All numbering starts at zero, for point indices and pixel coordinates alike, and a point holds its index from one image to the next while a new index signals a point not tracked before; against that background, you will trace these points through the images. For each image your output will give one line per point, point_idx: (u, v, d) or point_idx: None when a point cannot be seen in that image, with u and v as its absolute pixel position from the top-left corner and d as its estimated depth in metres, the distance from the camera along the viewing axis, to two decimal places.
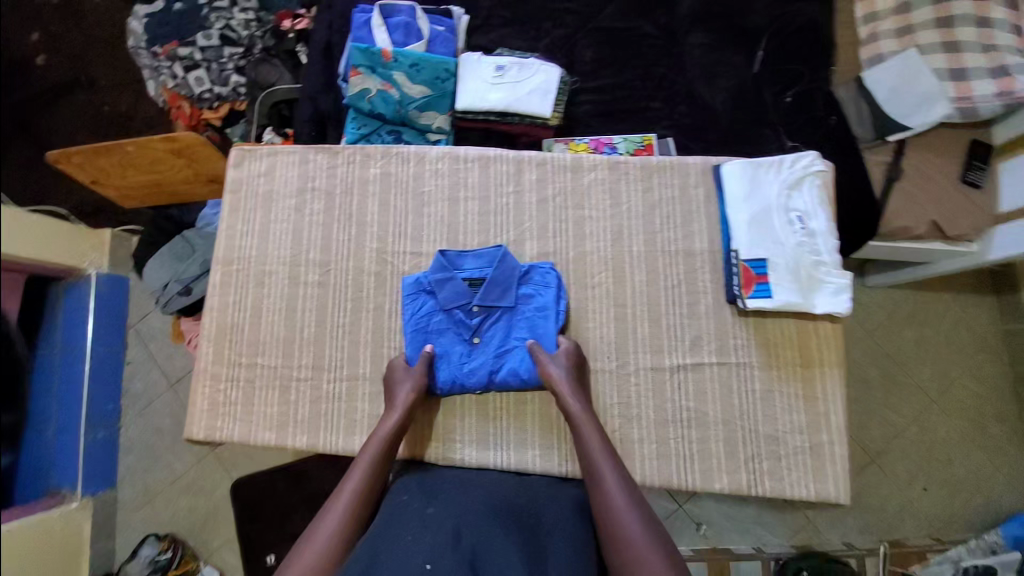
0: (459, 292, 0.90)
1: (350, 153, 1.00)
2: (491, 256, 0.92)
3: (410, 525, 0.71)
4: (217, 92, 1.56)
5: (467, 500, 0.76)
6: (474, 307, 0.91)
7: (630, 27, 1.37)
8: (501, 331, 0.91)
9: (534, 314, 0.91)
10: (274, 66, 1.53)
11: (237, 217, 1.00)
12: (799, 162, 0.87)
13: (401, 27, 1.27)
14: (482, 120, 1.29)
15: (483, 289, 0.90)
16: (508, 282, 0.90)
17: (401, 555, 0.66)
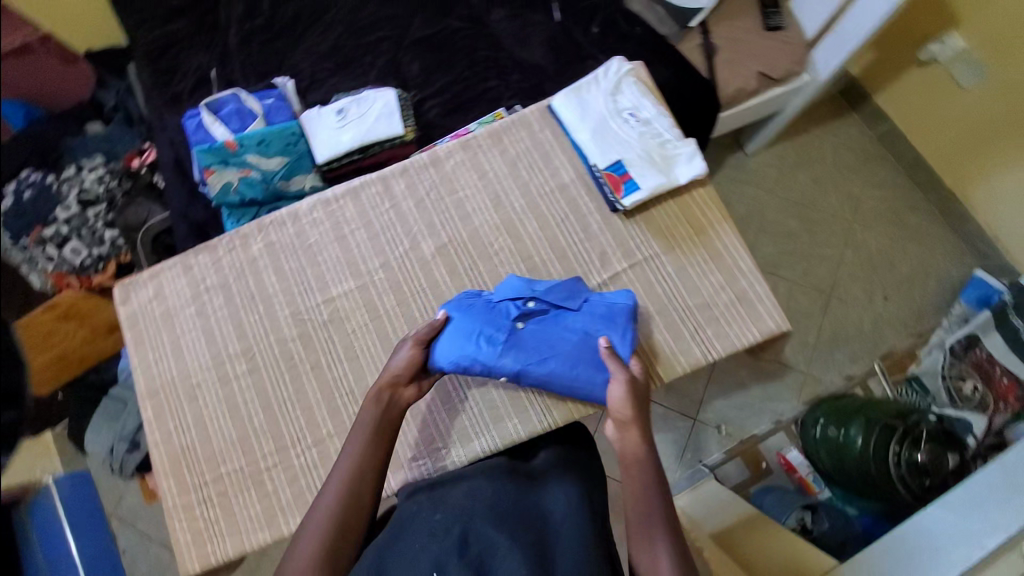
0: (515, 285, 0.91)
1: (227, 240, 1.02)
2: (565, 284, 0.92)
3: (419, 532, 0.71)
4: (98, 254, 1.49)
5: (471, 501, 0.75)
6: (529, 301, 0.90)
7: (439, 30, 1.50)
8: (550, 326, 0.89)
9: (594, 323, 0.88)
10: (142, 204, 1.51)
11: (147, 348, 1.01)
12: (610, 71, 0.98)
13: (233, 114, 1.31)
14: (349, 163, 1.33)
15: (548, 289, 0.90)
16: (567, 291, 0.91)
17: (409, 558, 0.67)
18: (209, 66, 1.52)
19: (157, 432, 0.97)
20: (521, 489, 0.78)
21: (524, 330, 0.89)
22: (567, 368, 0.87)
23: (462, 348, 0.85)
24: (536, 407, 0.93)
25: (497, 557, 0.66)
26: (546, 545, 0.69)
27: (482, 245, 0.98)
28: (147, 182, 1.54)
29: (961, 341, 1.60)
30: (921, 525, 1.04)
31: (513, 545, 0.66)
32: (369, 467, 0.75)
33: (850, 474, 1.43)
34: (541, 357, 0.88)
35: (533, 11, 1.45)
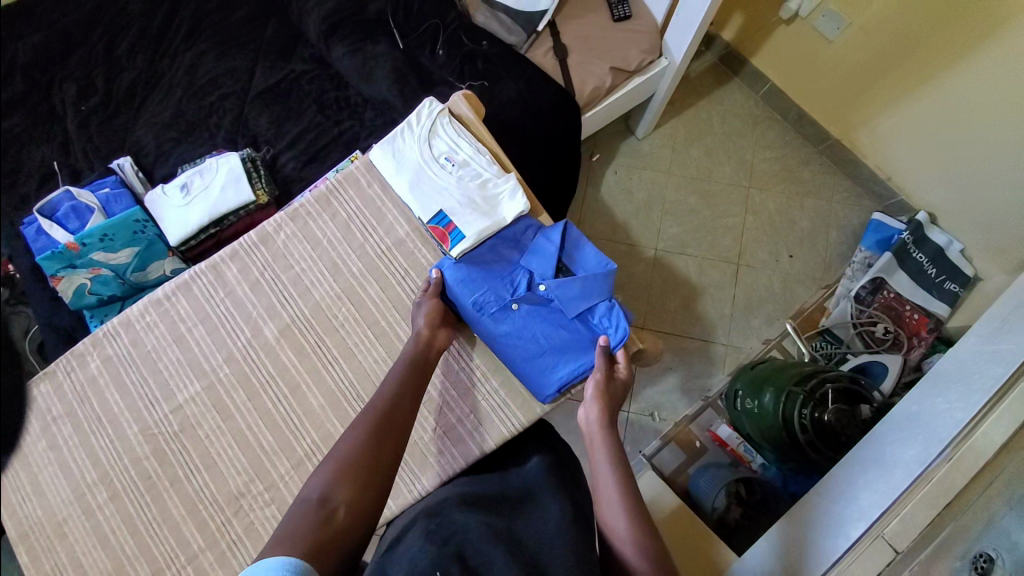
0: (545, 264, 0.92)
1: (64, 363, 0.98)
2: (582, 292, 0.90)
3: (417, 541, 0.66)
4: None
5: (468, 516, 0.70)
6: (539, 286, 0.91)
7: (280, 77, 1.40)
8: (534, 323, 0.90)
9: (571, 338, 0.91)
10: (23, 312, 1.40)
11: (5, 492, 0.95)
12: (423, 114, 0.97)
13: (70, 213, 1.23)
14: (206, 239, 1.27)
15: (563, 288, 0.90)
16: (564, 296, 0.90)
17: (409, 559, 0.63)
18: (51, 158, 1.38)
19: (36, 573, 0.91)
20: (495, 508, 0.73)
21: (518, 309, 0.91)
22: (520, 358, 0.89)
23: (461, 296, 0.89)
24: (402, 475, 0.88)
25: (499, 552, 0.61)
26: (538, 556, 0.63)
27: (326, 319, 0.94)
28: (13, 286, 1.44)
29: (868, 286, 1.65)
30: (896, 422, 1.06)
31: (510, 561, 0.60)
32: (404, 401, 0.77)
33: (770, 440, 1.42)
34: (506, 348, 0.90)
35: (373, 43, 1.35)
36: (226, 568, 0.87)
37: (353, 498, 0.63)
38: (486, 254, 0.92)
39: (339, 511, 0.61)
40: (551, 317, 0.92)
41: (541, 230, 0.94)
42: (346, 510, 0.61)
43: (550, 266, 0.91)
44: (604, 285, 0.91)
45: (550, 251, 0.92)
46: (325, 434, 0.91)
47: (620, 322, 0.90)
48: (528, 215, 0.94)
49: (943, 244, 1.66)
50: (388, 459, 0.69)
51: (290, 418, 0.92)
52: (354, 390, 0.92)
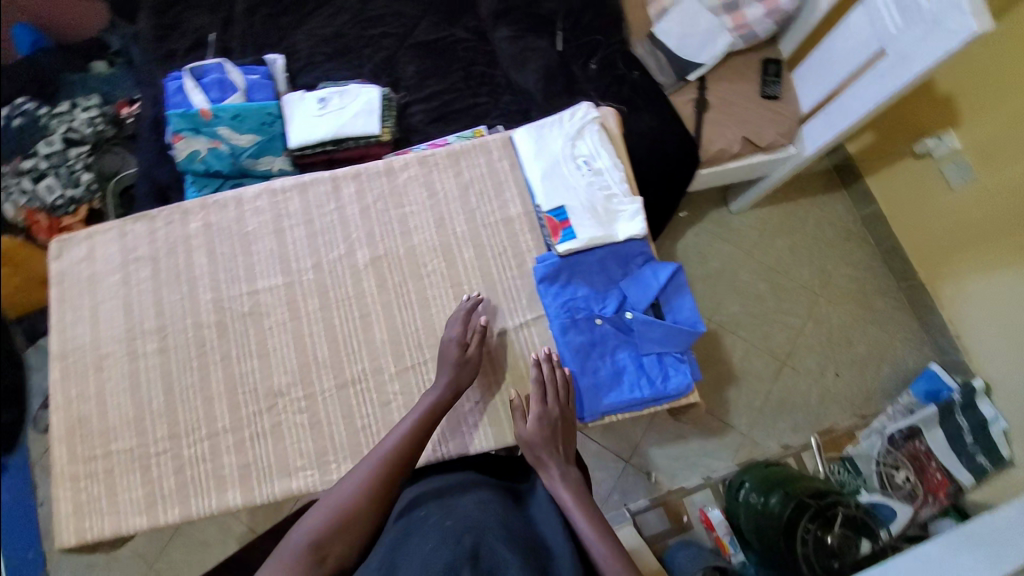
0: (641, 296, 0.92)
1: (166, 214, 1.01)
2: (662, 336, 0.90)
3: (429, 537, 0.65)
4: (68, 197, 1.46)
5: (484, 516, 0.69)
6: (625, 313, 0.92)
7: (440, 37, 1.47)
8: (606, 343, 0.91)
9: (636, 372, 0.90)
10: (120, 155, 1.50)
11: (66, 308, 0.98)
12: (576, 113, 0.99)
13: (215, 84, 1.29)
14: (320, 153, 1.33)
15: (647, 325, 0.90)
16: (645, 333, 0.90)
17: (421, 560, 0.61)
18: (211, 30, 1.47)
19: (61, 394, 0.94)
20: (510, 513, 0.72)
21: (599, 327, 0.91)
22: (577, 371, 0.89)
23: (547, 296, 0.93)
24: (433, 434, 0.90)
25: (516, 558, 0.61)
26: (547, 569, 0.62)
27: (416, 263, 0.97)
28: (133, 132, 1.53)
29: (904, 431, 1.59)
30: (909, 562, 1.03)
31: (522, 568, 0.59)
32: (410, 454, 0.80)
33: (762, 542, 1.38)
34: (569, 353, 0.90)
35: (536, 37, 1.41)
36: (240, 456, 0.90)
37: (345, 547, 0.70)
38: (592, 266, 0.94)
39: (328, 558, 0.68)
40: (624, 346, 0.91)
41: (650, 264, 0.95)
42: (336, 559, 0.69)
43: (645, 299, 0.92)
44: (687, 340, 0.90)
45: (651, 287, 0.92)
46: (376, 367, 0.93)
47: (685, 382, 0.90)
48: (642, 240, 0.95)
49: (989, 417, 1.54)
50: (381, 507, 0.75)
51: (351, 340, 0.94)
52: (416, 336, 0.94)
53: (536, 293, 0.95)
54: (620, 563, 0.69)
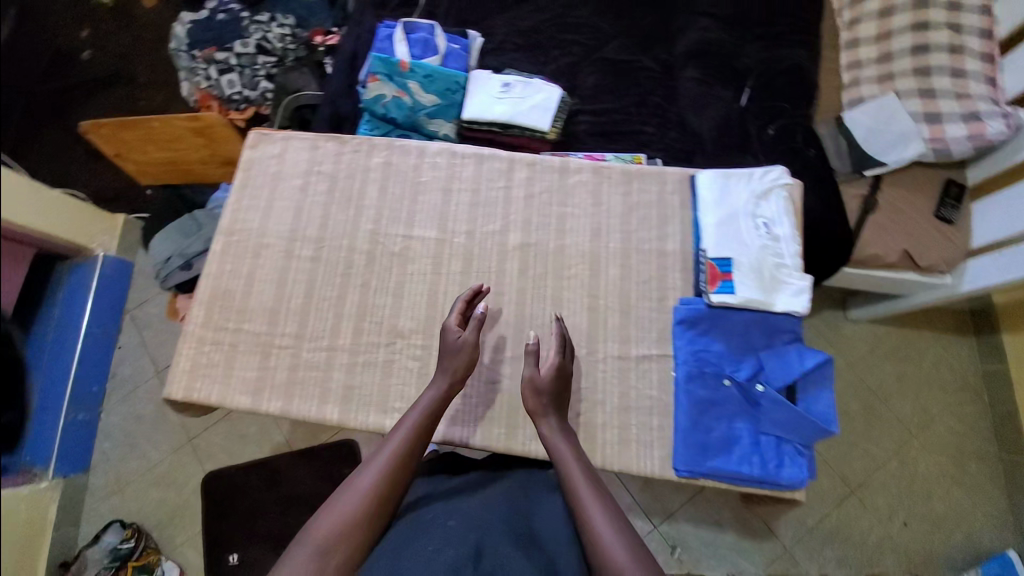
0: (779, 374, 0.89)
1: (356, 143, 1.10)
2: (786, 422, 0.86)
3: (433, 535, 0.72)
4: (247, 95, 1.90)
5: (486, 513, 0.76)
6: (757, 385, 0.88)
7: (628, 59, 1.50)
8: (726, 407, 0.88)
9: (748, 447, 0.87)
10: (303, 75, 1.80)
11: (246, 193, 1.08)
12: (768, 175, 0.98)
13: (420, 44, 1.39)
14: (486, 130, 1.40)
15: (776, 406, 0.86)
16: (772, 413, 0.86)
17: (427, 559, 0.68)
18: None
19: (215, 265, 1.03)
20: (511, 509, 0.78)
21: (726, 388, 0.88)
22: (689, 423, 0.87)
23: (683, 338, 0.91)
24: (527, 429, 0.91)
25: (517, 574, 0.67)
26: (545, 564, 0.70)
27: (562, 262, 0.99)
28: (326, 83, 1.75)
29: None
30: None
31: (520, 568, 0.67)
32: (412, 454, 0.80)
33: None
34: (688, 402, 0.88)
35: (722, 88, 1.43)
36: (348, 376, 0.95)
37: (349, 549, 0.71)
38: (737, 327, 0.90)
39: (336, 556, 0.70)
40: (744, 416, 0.88)
41: (797, 345, 0.91)
42: (341, 560, 0.70)
43: (782, 378, 0.89)
44: (813, 435, 0.87)
45: (791, 368, 0.89)
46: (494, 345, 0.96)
47: (797, 476, 0.86)
48: (796, 319, 0.91)
49: None
50: (384, 505, 0.75)
51: (479, 311, 0.97)
52: (540, 330, 0.96)
53: (669, 332, 0.94)
54: (624, 537, 0.70)
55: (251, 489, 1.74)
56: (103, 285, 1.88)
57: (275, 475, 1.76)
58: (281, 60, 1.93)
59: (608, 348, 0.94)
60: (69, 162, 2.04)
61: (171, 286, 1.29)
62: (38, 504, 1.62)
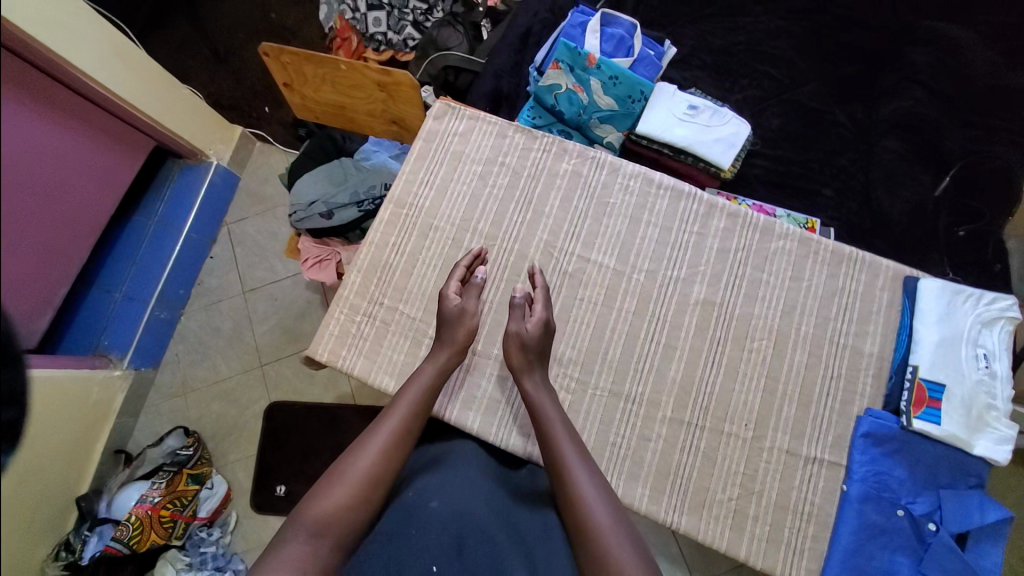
0: (958, 520, 0.84)
1: (547, 141, 1.02)
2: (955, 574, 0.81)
3: (422, 517, 0.66)
4: (388, 37, 1.83)
5: (476, 499, 0.71)
6: (930, 524, 0.84)
7: (822, 109, 1.38)
8: (895, 538, 0.85)
9: None
10: (457, 33, 1.69)
11: (423, 165, 1.02)
12: (994, 302, 0.91)
13: (614, 39, 1.29)
14: (654, 150, 1.31)
15: (946, 553, 0.82)
16: (942, 560, 0.82)
17: (414, 545, 0.62)
18: None
19: (379, 233, 0.99)
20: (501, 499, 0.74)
21: (899, 517, 0.85)
22: (852, 540, 0.85)
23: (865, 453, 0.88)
24: (672, 500, 0.88)
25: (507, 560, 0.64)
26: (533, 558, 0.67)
27: (745, 334, 0.93)
28: (479, 53, 1.67)
29: None
30: None
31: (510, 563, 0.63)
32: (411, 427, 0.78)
33: None
34: (855, 520, 0.86)
35: (917, 170, 1.30)
36: (495, 388, 0.92)
37: (342, 531, 0.66)
38: (925, 459, 0.86)
39: (327, 537, 0.64)
40: (910, 553, 0.84)
41: (982, 495, 0.85)
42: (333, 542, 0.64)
43: (960, 527, 0.84)
44: None
45: (971, 518, 0.84)
46: (653, 399, 0.91)
47: None
48: (986, 465, 0.86)
49: None
50: (380, 484, 0.71)
51: (645, 361, 0.92)
52: (706, 399, 0.91)
53: (849, 440, 0.91)
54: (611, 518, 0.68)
55: (307, 433, 1.76)
56: (208, 193, 1.86)
57: (334, 423, 1.79)
58: (431, 9, 1.83)
59: (775, 440, 0.90)
60: (197, 60, 2.01)
61: (303, 229, 1.25)
62: (107, 390, 1.66)
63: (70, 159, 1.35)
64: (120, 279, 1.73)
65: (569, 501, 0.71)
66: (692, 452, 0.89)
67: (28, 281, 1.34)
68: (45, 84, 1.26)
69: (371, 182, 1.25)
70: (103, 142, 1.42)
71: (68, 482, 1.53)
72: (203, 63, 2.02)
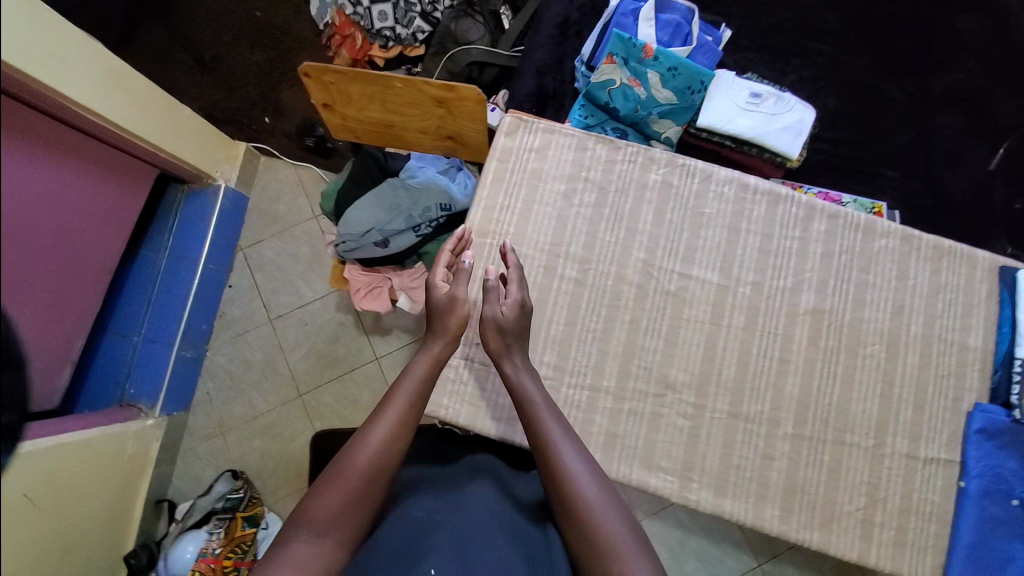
0: None
1: (632, 152, 0.95)
2: None
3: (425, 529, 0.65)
4: (396, 32, 1.62)
5: (477, 511, 0.69)
6: None
7: (874, 87, 1.33)
8: (1011, 528, 0.87)
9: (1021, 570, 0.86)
10: (476, 23, 1.54)
11: (500, 188, 0.95)
12: None
13: (670, 26, 1.21)
14: (715, 142, 1.25)
15: None
16: None
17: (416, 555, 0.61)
18: None
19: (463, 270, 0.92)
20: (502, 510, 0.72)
21: (1013, 508, 0.87)
22: (970, 535, 0.87)
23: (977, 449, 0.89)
24: (803, 516, 0.87)
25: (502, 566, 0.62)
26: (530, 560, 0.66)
27: (856, 340, 0.91)
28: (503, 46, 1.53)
29: None
30: None
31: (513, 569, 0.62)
32: (406, 423, 0.75)
33: None
34: (973, 515, 0.88)
35: (975, 144, 1.28)
36: (612, 422, 0.87)
37: (344, 532, 0.66)
38: None
39: (330, 536, 0.65)
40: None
41: None
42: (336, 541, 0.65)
43: None
44: None
45: None
46: (774, 417, 0.88)
47: None
48: None
49: None
50: (376, 482, 0.70)
51: (764, 379, 0.89)
52: (825, 410, 0.89)
53: (960, 436, 0.92)
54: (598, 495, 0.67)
55: None
56: (220, 219, 1.66)
57: None
58: None
59: (895, 445, 0.90)
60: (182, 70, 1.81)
61: (351, 257, 1.19)
62: (143, 443, 1.49)
63: (47, 195, 1.13)
64: (137, 318, 1.56)
65: (559, 487, 0.69)
66: (817, 466, 0.88)
67: (29, 341, 1.18)
68: (25, 116, 1.07)
69: (424, 203, 1.16)
70: (98, 177, 1.24)
71: (108, 545, 1.39)
72: (184, 70, 1.78)
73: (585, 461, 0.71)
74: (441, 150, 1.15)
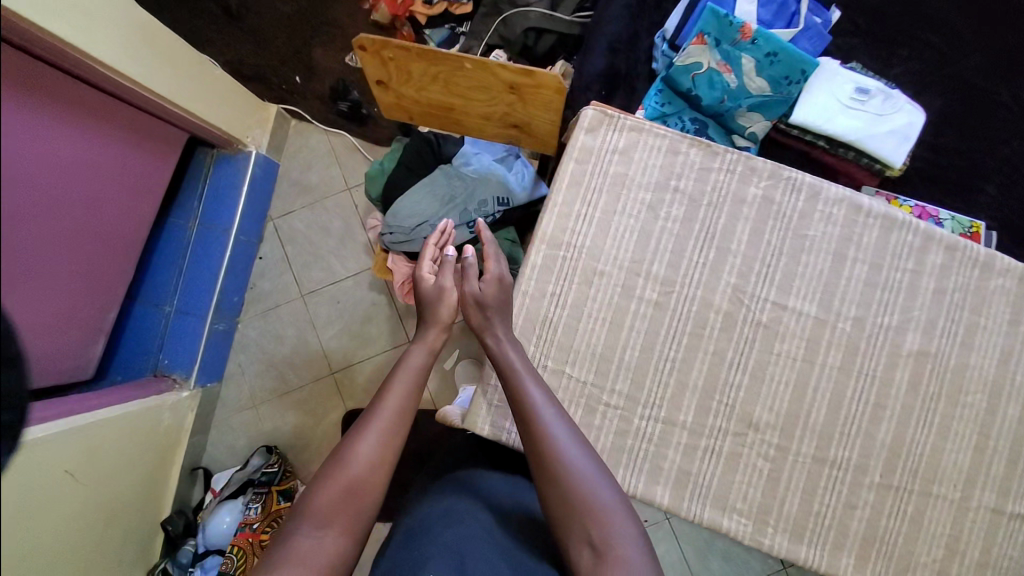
0: None
1: (731, 160, 0.84)
2: None
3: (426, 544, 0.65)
4: None
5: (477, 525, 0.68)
6: None
7: (988, 89, 1.16)
8: None
9: None
10: None
11: (578, 193, 0.85)
12: None
13: (775, 4, 1.08)
14: (805, 141, 1.12)
15: None
16: None
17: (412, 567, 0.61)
18: None
19: (532, 286, 0.84)
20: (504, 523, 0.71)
21: None
22: None
23: None
24: (878, 567, 0.82)
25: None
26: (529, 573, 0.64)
27: (960, 388, 0.83)
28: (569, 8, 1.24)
29: None
30: None
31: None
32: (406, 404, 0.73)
33: None
34: None
35: None
36: (686, 459, 0.81)
37: (349, 521, 0.63)
38: None
39: (334, 525, 0.62)
40: None
41: None
42: (342, 532, 0.62)
43: None
44: None
45: None
46: (860, 464, 0.82)
47: None
48: None
49: None
50: (380, 468, 0.67)
51: (854, 423, 0.82)
52: (917, 460, 0.82)
53: None
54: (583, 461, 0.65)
55: None
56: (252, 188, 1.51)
57: None
58: None
59: (983, 498, 0.83)
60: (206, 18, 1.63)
61: (397, 250, 1.09)
62: (179, 414, 1.40)
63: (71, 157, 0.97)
64: (169, 288, 1.44)
65: (543, 455, 0.66)
66: (899, 516, 0.82)
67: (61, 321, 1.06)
68: (45, 73, 0.92)
69: (480, 196, 1.06)
70: (128, 138, 1.08)
71: (147, 515, 1.31)
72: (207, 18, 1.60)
73: (569, 431, 0.69)
74: (503, 138, 1.04)
